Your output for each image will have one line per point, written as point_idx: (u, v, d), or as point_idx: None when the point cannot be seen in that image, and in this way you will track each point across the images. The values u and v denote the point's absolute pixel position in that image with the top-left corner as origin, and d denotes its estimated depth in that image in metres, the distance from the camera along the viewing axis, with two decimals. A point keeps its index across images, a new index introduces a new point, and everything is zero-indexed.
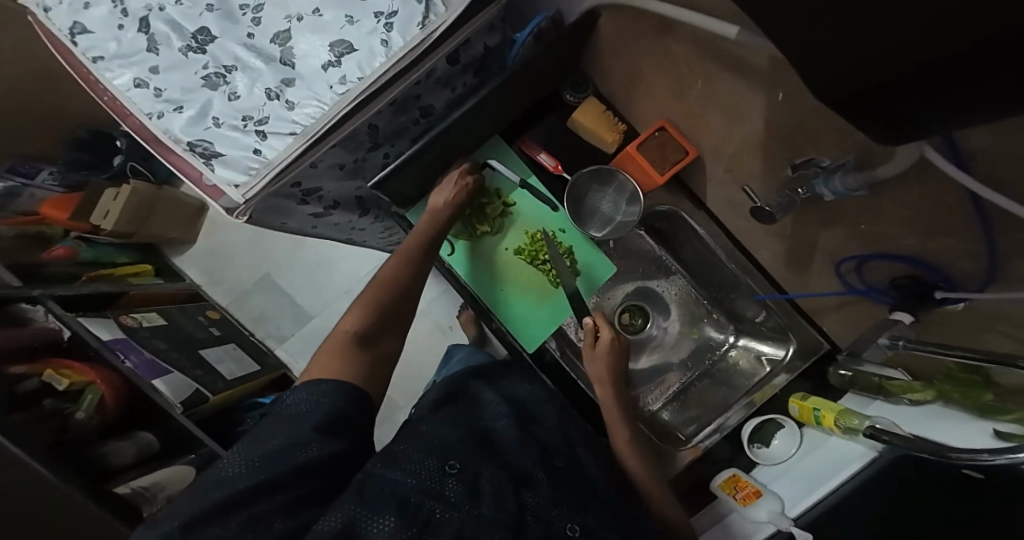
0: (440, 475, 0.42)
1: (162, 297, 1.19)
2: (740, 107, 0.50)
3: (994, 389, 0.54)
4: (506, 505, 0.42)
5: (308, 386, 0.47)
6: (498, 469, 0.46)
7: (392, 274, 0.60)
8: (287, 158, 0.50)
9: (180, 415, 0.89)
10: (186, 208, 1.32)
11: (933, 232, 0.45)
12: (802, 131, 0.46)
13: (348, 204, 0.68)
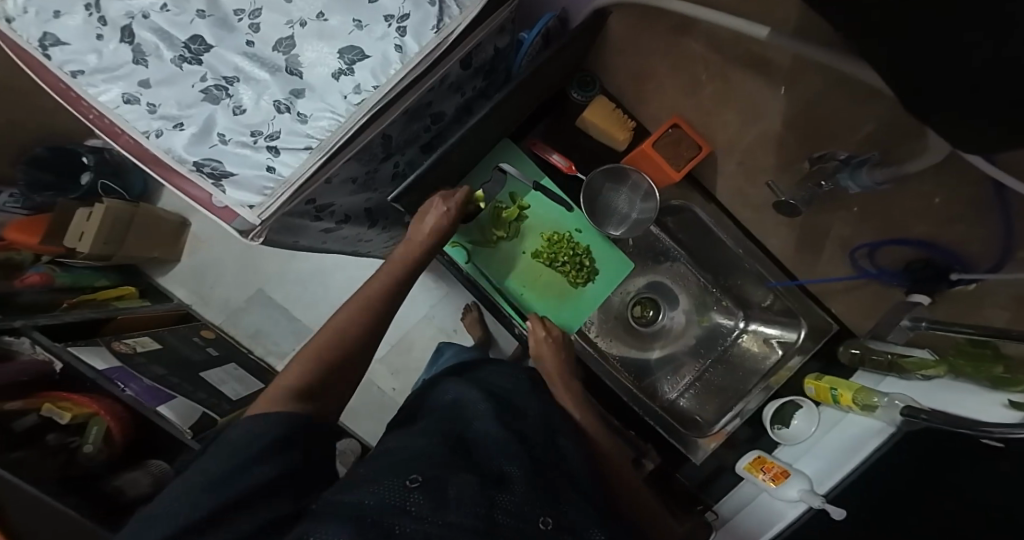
0: (400, 490, 0.32)
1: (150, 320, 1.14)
2: (758, 105, 0.58)
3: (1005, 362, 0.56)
4: (475, 509, 0.33)
5: (253, 417, 0.37)
6: (467, 475, 0.36)
7: (363, 306, 0.53)
8: (302, 174, 0.48)
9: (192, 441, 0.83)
10: (165, 224, 1.30)
11: (947, 219, 0.51)
12: (816, 125, 0.55)
13: (358, 217, 0.67)
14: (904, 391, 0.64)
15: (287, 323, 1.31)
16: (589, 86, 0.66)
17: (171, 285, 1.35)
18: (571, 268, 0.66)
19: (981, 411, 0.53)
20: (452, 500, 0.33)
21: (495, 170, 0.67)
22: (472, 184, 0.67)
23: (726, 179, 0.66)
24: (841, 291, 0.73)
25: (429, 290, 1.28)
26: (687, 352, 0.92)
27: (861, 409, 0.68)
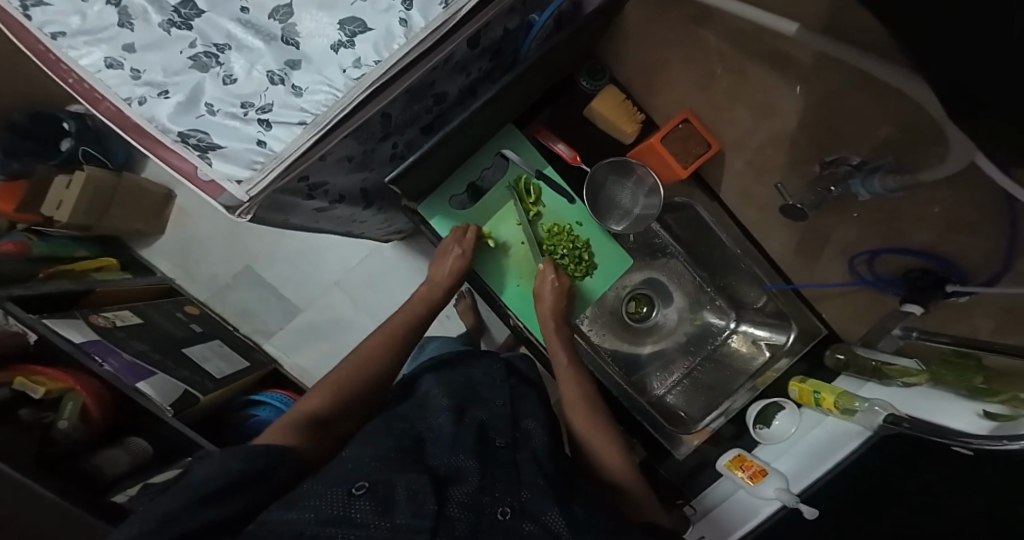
0: (343, 499, 0.31)
1: (132, 293, 1.10)
2: (774, 103, 0.57)
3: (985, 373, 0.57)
4: (425, 507, 0.32)
5: (223, 451, 0.35)
6: (416, 474, 0.37)
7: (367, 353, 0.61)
8: (296, 150, 0.45)
9: (172, 418, 0.82)
10: (151, 196, 1.26)
11: (954, 228, 0.49)
12: (829, 129, 0.54)
13: (352, 197, 0.65)
14: (882, 397, 0.68)
15: (274, 303, 1.29)
16: (597, 77, 0.64)
17: (154, 258, 1.31)
18: (569, 261, 0.65)
19: (960, 421, 0.54)
20: (399, 504, 0.32)
21: (496, 156, 0.64)
22: (473, 169, 0.64)
23: (734, 179, 0.66)
24: (835, 297, 0.74)
25: (422, 276, 1.26)
26: (678, 350, 0.93)
27: (841, 413, 0.69)
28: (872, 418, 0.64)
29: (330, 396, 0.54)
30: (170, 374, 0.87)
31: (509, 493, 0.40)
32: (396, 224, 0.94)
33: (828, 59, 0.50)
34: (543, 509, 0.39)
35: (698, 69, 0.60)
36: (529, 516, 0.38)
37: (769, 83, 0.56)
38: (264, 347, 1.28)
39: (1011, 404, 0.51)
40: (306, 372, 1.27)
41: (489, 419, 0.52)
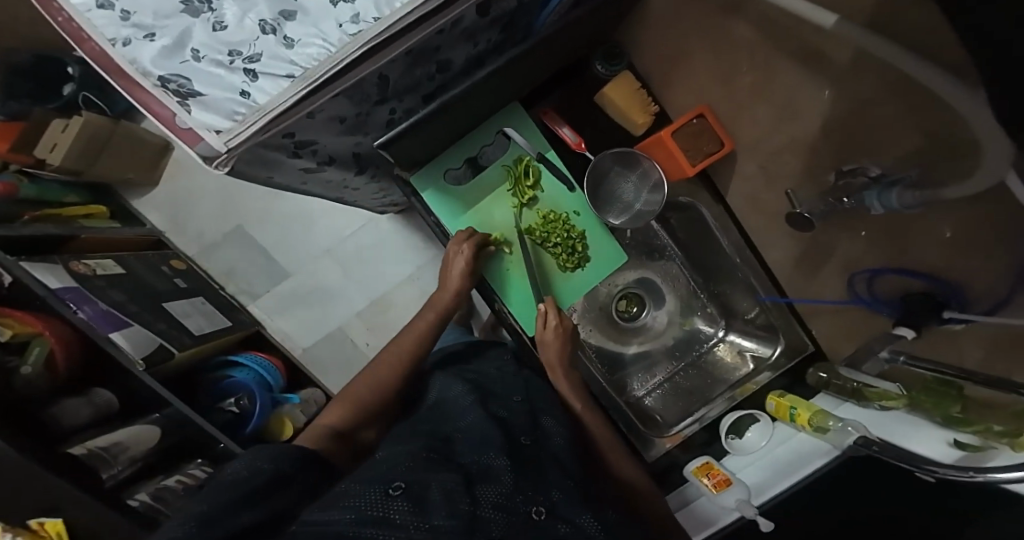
0: (380, 499, 0.32)
1: (120, 244, 1.07)
2: (799, 103, 0.46)
3: (964, 402, 0.56)
4: (459, 507, 0.32)
5: (254, 452, 0.40)
6: (450, 473, 0.37)
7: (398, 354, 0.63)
8: (282, 104, 0.42)
9: (142, 372, 0.78)
10: (149, 147, 1.21)
11: (963, 247, 0.43)
12: (853, 137, 0.43)
13: (343, 160, 0.62)
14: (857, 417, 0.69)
15: (261, 266, 1.25)
16: (615, 61, 0.61)
17: (145, 209, 1.26)
18: (562, 251, 0.62)
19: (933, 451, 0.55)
20: (433, 503, 0.32)
21: (498, 133, 0.61)
22: (472, 144, 0.61)
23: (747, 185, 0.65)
24: (828, 317, 0.74)
25: (416, 252, 1.24)
26: (662, 353, 0.92)
27: (813, 430, 0.70)
28: (842, 439, 0.64)
29: (356, 408, 0.56)
30: (149, 328, 0.83)
31: (542, 491, 0.39)
32: (391, 195, 0.92)
33: (872, 54, 0.36)
34: (577, 512, 0.37)
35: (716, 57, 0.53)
36: (565, 518, 0.36)
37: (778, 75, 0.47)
38: (248, 308, 1.25)
39: (979, 435, 0.53)
40: (288, 335, 1.25)
41: (510, 417, 0.52)
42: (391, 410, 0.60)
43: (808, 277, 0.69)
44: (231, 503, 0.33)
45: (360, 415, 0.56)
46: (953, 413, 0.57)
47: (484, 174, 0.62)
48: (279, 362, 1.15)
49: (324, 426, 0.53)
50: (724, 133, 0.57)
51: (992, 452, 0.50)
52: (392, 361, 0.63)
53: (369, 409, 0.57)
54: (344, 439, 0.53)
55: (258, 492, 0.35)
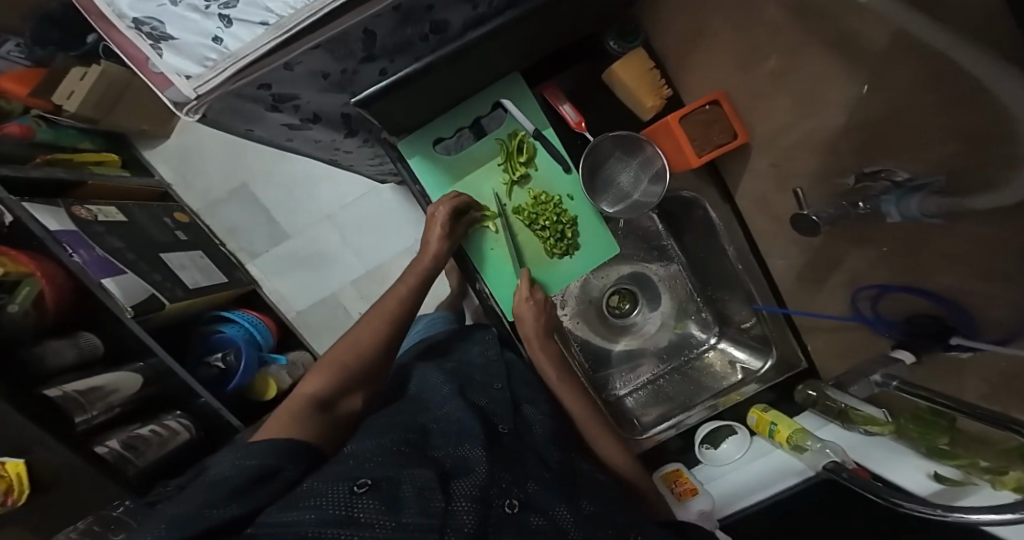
0: (346, 498, 0.32)
1: (125, 193, 1.06)
2: (826, 95, 0.38)
3: (952, 434, 0.53)
4: (431, 505, 0.35)
5: (239, 450, 0.36)
6: (423, 470, 0.39)
7: (384, 316, 0.57)
8: (253, 52, 0.38)
9: (131, 320, 0.77)
10: (162, 99, 1.19)
11: (978, 276, 0.37)
12: (883, 136, 0.34)
13: (332, 120, 0.59)
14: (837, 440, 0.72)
15: (263, 226, 1.24)
16: (630, 38, 0.56)
17: (157, 162, 1.24)
18: (550, 235, 0.58)
19: (913, 482, 0.55)
20: (404, 501, 0.34)
21: (493, 104, 0.57)
22: (465, 114, 0.57)
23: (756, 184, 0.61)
24: (826, 336, 0.71)
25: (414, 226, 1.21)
26: (647, 351, 0.89)
27: (790, 447, 0.72)
28: (818, 459, 0.67)
29: (339, 373, 0.50)
30: (140, 277, 0.82)
31: (517, 483, 0.42)
32: (387, 165, 0.89)
33: (907, 38, 0.26)
34: (551, 502, 0.42)
35: (732, 33, 0.45)
36: (537, 509, 0.40)
37: (795, 55, 0.38)
38: (246, 266, 1.24)
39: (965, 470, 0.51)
40: (283, 298, 1.25)
41: (487, 405, 0.54)
42: (376, 375, 0.54)
43: (813, 290, 0.66)
44: (198, 509, 0.29)
45: (344, 382, 0.50)
46: (940, 444, 0.55)
47: (475, 148, 0.59)
48: (273, 323, 1.16)
49: (304, 396, 0.47)
50: (740, 125, 0.52)
51: (969, 488, 0.48)
52: (376, 323, 0.56)
53: (352, 375, 0.51)
54: (327, 411, 0.47)
55: (238, 493, 0.32)
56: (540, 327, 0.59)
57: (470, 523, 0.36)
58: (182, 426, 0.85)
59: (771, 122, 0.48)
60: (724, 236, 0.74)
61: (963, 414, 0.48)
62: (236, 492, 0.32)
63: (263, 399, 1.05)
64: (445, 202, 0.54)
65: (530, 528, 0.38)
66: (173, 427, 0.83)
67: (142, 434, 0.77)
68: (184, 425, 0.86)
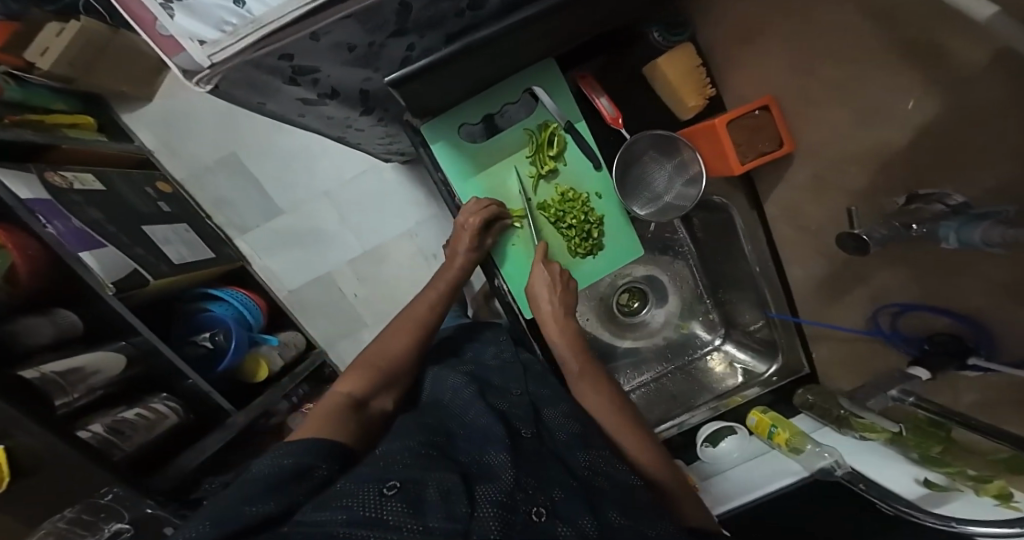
0: (376, 498, 0.31)
1: (103, 159, 0.99)
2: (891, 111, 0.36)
3: (946, 444, 0.58)
4: (457, 510, 0.32)
5: (278, 448, 0.36)
6: (446, 473, 0.38)
7: (415, 326, 0.57)
8: (281, 19, 0.33)
9: (111, 297, 0.73)
10: (146, 61, 1.11)
11: (1014, 301, 0.37)
12: (955, 160, 0.33)
13: (348, 97, 0.54)
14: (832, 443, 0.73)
15: (255, 200, 1.18)
16: (678, 30, 0.54)
17: (136, 125, 1.16)
18: (576, 234, 0.57)
19: (899, 483, 0.60)
20: (430, 504, 0.33)
21: (523, 92, 0.54)
22: (492, 101, 0.53)
23: (786, 193, 0.60)
24: (834, 344, 0.71)
25: (417, 209, 1.17)
26: (657, 353, 0.89)
27: (788, 449, 0.74)
28: (814, 462, 0.68)
29: (373, 373, 0.51)
30: (121, 250, 0.78)
31: (543, 492, 0.39)
32: (398, 144, 0.84)
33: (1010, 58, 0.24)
34: (576, 513, 0.37)
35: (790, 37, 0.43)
36: (565, 520, 0.35)
37: (861, 77, 0.37)
38: (234, 241, 1.20)
39: (952, 476, 0.57)
40: (274, 275, 1.23)
41: (509, 409, 0.55)
42: (401, 375, 0.54)
43: (826, 302, 0.66)
44: (238, 507, 0.29)
45: (377, 382, 0.51)
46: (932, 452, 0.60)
47: (501, 138, 0.56)
48: (262, 301, 1.14)
49: (341, 393, 0.47)
50: (787, 132, 0.50)
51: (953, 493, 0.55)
52: (407, 327, 0.56)
53: (386, 375, 0.52)
54: (361, 410, 0.47)
55: (276, 489, 0.31)
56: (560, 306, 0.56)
57: (496, 529, 0.31)
58: (169, 410, 0.80)
59: (822, 130, 0.45)
60: (745, 241, 0.72)
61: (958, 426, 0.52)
62: (276, 485, 0.32)
63: (250, 381, 1.03)
64: (479, 204, 0.54)
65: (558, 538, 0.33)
66: (160, 409, 0.78)
67: (127, 418, 0.71)
68: (172, 408, 0.81)
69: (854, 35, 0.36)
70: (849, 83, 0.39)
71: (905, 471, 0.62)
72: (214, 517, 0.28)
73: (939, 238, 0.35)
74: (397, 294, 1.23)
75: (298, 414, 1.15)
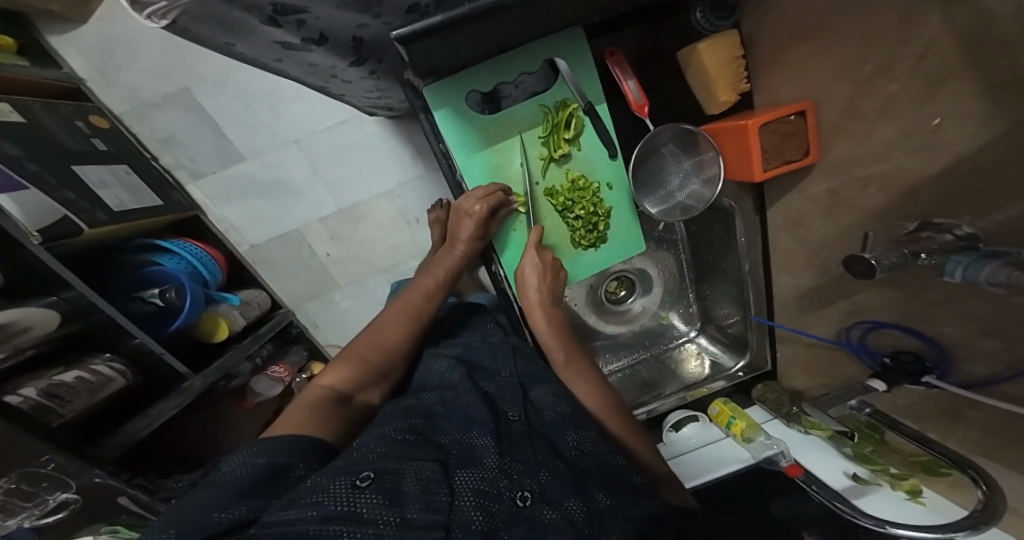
0: (349, 492, 0.28)
1: (26, 86, 0.85)
2: (928, 143, 0.35)
3: (877, 445, 0.66)
4: (437, 501, 0.31)
5: (248, 447, 0.34)
6: (425, 461, 0.36)
7: (414, 315, 0.56)
8: None
9: (38, 247, 0.65)
10: None
11: (989, 334, 0.40)
12: (977, 199, 0.33)
13: (340, 44, 0.46)
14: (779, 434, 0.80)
15: (211, 142, 1.02)
16: (725, 15, 0.52)
17: (66, 50, 0.93)
18: (581, 226, 0.58)
19: (831, 475, 0.69)
20: (409, 495, 0.31)
21: (543, 63, 0.50)
22: (507, 69, 0.49)
23: (795, 202, 0.60)
24: (801, 350, 0.75)
25: (401, 170, 1.08)
26: (636, 339, 0.92)
27: (741, 439, 0.79)
28: (761, 451, 0.74)
29: (360, 367, 0.50)
30: (47, 193, 0.70)
31: (523, 471, 0.39)
32: (388, 97, 0.74)
33: None
34: (562, 496, 0.38)
35: (839, 46, 0.40)
36: (550, 503, 0.36)
37: (906, 105, 0.36)
38: (187, 188, 1.07)
39: (874, 472, 0.67)
40: (234, 227, 1.12)
41: (495, 389, 0.55)
42: (382, 358, 0.52)
43: (805, 309, 0.68)
44: (207, 512, 0.26)
45: (365, 375, 0.50)
46: (864, 450, 0.68)
47: (514, 112, 0.53)
48: (217, 253, 1.07)
49: (323, 387, 0.47)
50: (815, 142, 0.49)
51: (874, 486, 0.65)
52: (398, 317, 0.56)
53: (374, 370, 0.51)
54: (346, 404, 0.47)
55: (252, 493, 0.29)
56: (548, 294, 0.58)
57: (479, 521, 0.31)
58: (114, 372, 0.73)
59: (857, 147, 0.44)
60: (741, 243, 0.73)
61: (894, 431, 0.60)
62: (251, 493, 0.29)
63: (210, 341, 0.96)
64: (486, 188, 0.53)
65: (542, 523, 0.34)
66: (103, 371, 0.70)
67: (67, 382, 0.64)
68: (117, 371, 0.73)
69: (908, 58, 0.34)
70: (894, 106, 0.37)
71: (837, 465, 0.71)
72: (177, 530, 0.25)
73: (945, 269, 0.36)
74: (378, 259, 1.18)
75: (260, 377, 1.10)
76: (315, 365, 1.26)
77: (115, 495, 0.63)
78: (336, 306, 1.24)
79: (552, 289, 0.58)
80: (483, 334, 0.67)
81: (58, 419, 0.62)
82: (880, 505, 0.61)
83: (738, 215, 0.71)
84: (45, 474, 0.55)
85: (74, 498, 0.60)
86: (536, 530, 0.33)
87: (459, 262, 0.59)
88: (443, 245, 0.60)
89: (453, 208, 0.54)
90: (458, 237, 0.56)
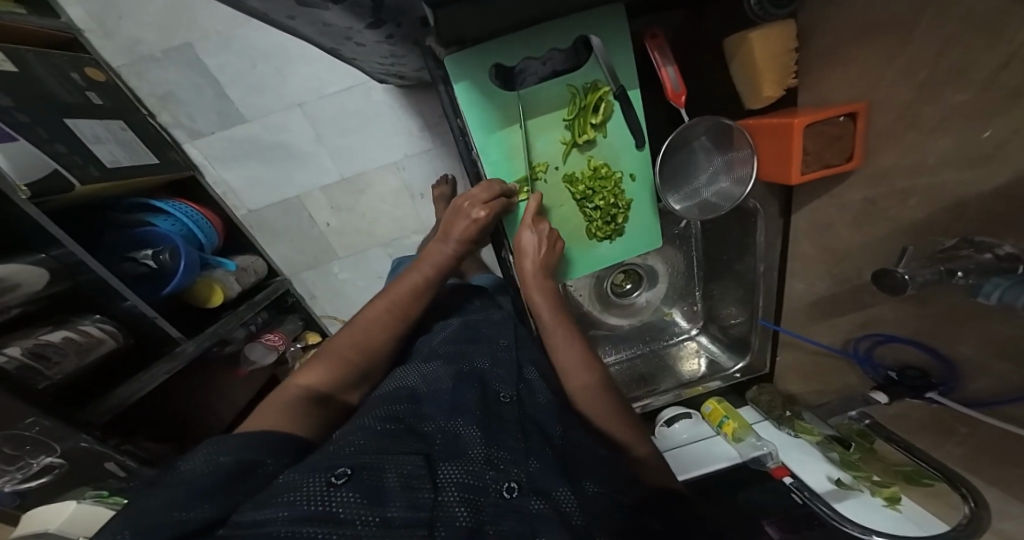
0: (324, 491, 0.27)
1: (14, 32, 0.79)
2: (985, 162, 0.33)
3: (863, 451, 0.67)
4: (420, 497, 0.30)
5: (209, 445, 0.32)
6: (409, 455, 0.34)
7: (401, 309, 0.54)
8: None
9: (26, 203, 0.60)
10: None
11: (998, 356, 0.39)
12: (1020, 222, 0.32)
13: (358, 5, 0.42)
14: (771, 437, 0.80)
15: (212, 101, 0.97)
16: (781, 2, 0.48)
17: None
18: (600, 217, 0.57)
19: (816, 478, 0.69)
20: (388, 493, 0.29)
21: (575, 41, 0.47)
22: (536, 44, 0.45)
23: (826, 206, 0.57)
24: (803, 356, 0.75)
25: (410, 143, 1.04)
26: (636, 332, 0.91)
27: (731, 438, 0.80)
28: (749, 451, 0.76)
29: (343, 366, 0.50)
30: (37, 147, 0.67)
31: (516, 463, 0.39)
32: (403, 65, 0.70)
33: None
34: (551, 484, 0.38)
35: (910, 47, 0.37)
36: (540, 494, 0.36)
37: (977, 112, 0.33)
38: (185, 147, 1.02)
39: (856, 477, 0.68)
40: (231, 190, 1.08)
41: (491, 370, 0.53)
42: (365, 357, 0.51)
43: (814, 315, 0.67)
44: (170, 511, 0.25)
45: (349, 375, 0.51)
46: (852, 457, 0.69)
47: (538, 92, 0.51)
48: (211, 214, 1.04)
49: (298, 386, 0.46)
50: (858, 146, 0.47)
51: (855, 492, 0.65)
52: (384, 318, 0.53)
53: (354, 368, 0.51)
54: (324, 403, 0.48)
55: (216, 490, 0.28)
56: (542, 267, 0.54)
57: (463, 515, 0.30)
58: (103, 334, 0.70)
59: (910, 154, 0.41)
60: (758, 244, 0.71)
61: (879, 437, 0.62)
62: (217, 487, 0.28)
63: (202, 305, 0.95)
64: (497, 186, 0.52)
65: (532, 513, 0.33)
66: (92, 333, 0.68)
67: (53, 341, 0.62)
68: (107, 332, 0.71)
69: (987, 67, 0.31)
70: (962, 113, 0.34)
71: (822, 470, 0.71)
72: (134, 529, 0.24)
73: (980, 289, 0.36)
74: (381, 234, 1.16)
75: (255, 343, 1.09)
76: (309, 336, 1.26)
77: (102, 461, 0.62)
78: (334, 276, 1.22)
79: (548, 275, 0.55)
80: (485, 317, 0.65)
81: (45, 380, 0.60)
82: (860, 510, 0.61)
83: (760, 217, 0.69)
84: (30, 437, 0.54)
85: (58, 464, 0.59)
86: (525, 522, 0.32)
87: (449, 261, 0.56)
88: (434, 240, 0.57)
89: (457, 200, 0.54)
90: (455, 224, 0.54)
